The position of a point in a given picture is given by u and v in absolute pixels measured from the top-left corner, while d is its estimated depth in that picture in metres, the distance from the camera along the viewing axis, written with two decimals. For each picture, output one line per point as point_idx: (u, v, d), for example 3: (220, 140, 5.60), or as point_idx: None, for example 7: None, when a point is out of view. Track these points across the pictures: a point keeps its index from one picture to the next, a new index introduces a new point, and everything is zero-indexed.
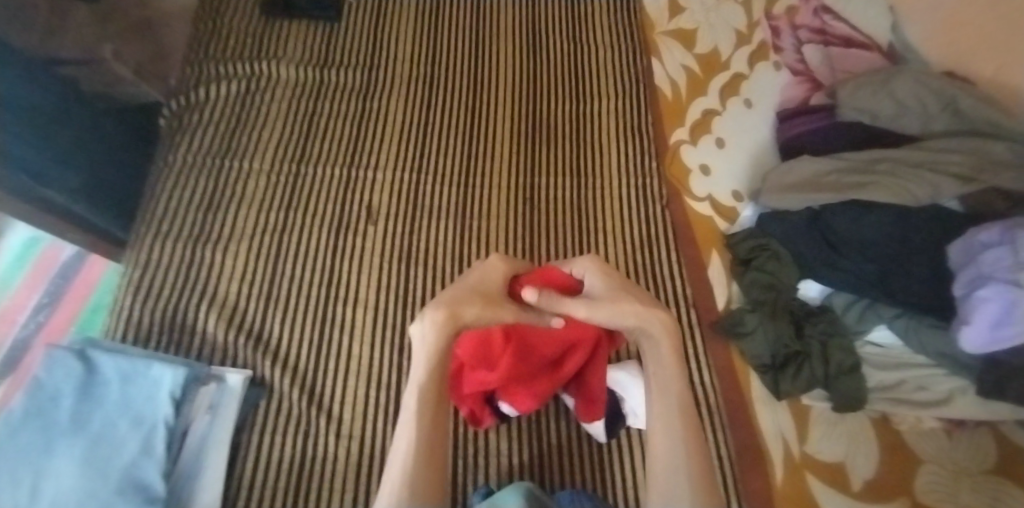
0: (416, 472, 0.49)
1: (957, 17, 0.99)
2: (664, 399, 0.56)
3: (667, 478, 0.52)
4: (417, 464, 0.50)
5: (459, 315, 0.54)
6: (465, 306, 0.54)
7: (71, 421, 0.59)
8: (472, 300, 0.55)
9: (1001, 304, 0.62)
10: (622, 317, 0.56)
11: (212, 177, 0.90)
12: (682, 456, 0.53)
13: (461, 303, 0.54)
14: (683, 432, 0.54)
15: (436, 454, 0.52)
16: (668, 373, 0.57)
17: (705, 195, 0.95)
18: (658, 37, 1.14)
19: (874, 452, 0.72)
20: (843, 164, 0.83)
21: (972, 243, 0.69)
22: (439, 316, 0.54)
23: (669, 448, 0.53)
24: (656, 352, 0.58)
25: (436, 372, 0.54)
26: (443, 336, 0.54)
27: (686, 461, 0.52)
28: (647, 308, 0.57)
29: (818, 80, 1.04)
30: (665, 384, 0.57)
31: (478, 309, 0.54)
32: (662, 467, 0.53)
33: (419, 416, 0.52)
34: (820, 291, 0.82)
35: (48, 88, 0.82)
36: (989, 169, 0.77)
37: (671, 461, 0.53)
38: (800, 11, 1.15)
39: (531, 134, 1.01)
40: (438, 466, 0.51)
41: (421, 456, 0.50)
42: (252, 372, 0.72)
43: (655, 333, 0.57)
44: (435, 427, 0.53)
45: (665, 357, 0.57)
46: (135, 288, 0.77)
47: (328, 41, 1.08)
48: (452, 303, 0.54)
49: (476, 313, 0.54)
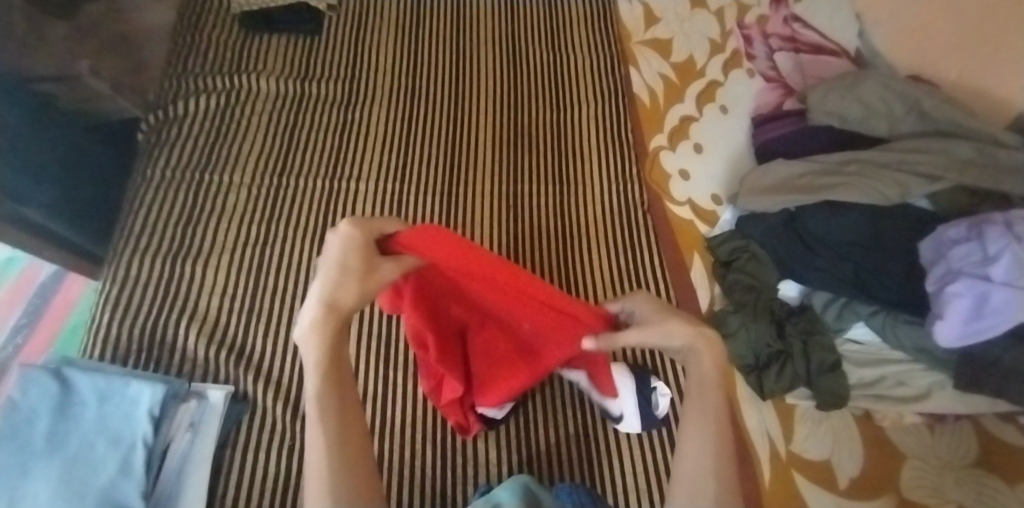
0: (335, 480, 0.38)
1: (919, 24, 1.03)
2: (699, 404, 0.47)
3: (696, 491, 0.42)
4: (335, 469, 0.39)
5: (341, 305, 0.45)
6: (342, 290, 0.44)
7: (47, 442, 0.57)
8: (349, 281, 0.45)
9: (972, 298, 0.65)
10: (672, 334, 0.49)
11: (192, 191, 0.89)
12: (712, 467, 0.43)
13: (336, 289, 0.44)
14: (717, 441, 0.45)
15: (359, 453, 0.42)
16: (711, 382, 0.48)
17: (686, 199, 0.97)
18: (635, 47, 1.17)
19: (858, 448, 0.73)
20: (817, 166, 0.85)
21: (942, 240, 0.71)
22: (314, 313, 0.44)
23: (700, 456, 0.44)
24: (699, 363, 0.49)
25: (334, 372, 0.45)
26: (329, 329, 0.45)
27: (715, 472, 0.43)
28: (695, 325, 0.51)
29: (790, 86, 1.07)
30: (704, 390, 0.48)
31: (358, 289, 0.45)
32: (686, 478, 0.43)
33: (323, 415, 0.42)
34: (799, 290, 0.84)
35: (23, 105, 0.81)
36: (956, 168, 0.80)
37: (699, 470, 0.43)
38: (771, 20, 1.18)
39: (512, 142, 1.02)
40: (366, 472, 0.41)
41: (337, 460, 0.40)
42: (235, 387, 0.71)
43: (700, 344, 0.49)
44: (349, 431, 0.42)
45: (708, 366, 0.49)
46: (113, 305, 0.76)
47: (309, 54, 1.08)
48: (329, 291, 0.44)
49: (358, 294, 0.45)
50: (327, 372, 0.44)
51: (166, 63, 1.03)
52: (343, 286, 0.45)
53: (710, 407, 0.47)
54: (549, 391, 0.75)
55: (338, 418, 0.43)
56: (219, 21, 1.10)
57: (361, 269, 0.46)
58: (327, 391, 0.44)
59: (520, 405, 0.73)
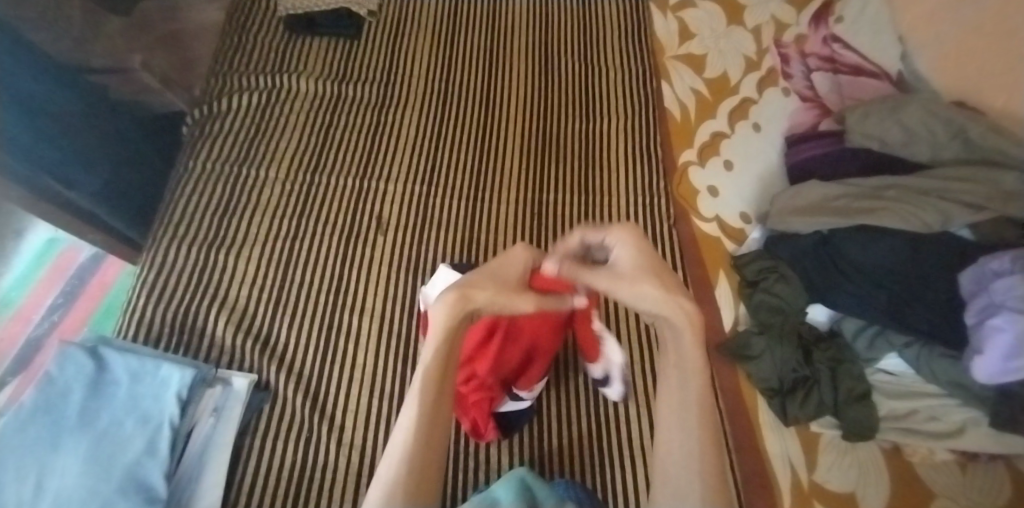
0: (412, 465, 0.44)
1: (966, 48, 1.00)
2: (679, 388, 0.49)
3: (678, 478, 0.45)
4: (415, 453, 0.45)
5: (472, 299, 0.47)
6: (478, 286, 0.48)
7: (79, 417, 0.60)
8: (486, 281, 0.49)
9: (1013, 333, 0.61)
10: (646, 302, 0.48)
11: (230, 184, 0.92)
12: (693, 450, 0.46)
13: (473, 284, 0.48)
14: (698, 424, 0.47)
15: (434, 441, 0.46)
16: (692, 363, 0.49)
17: (713, 216, 0.96)
18: (668, 62, 1.17)
19: (885, 482, 0.70)
20: (851, 190, 0.83)
21: (983, 272, 0.68)
22: (449, 296, 0.47)
23: (681, 440, 0.47)
24: (678, 342, 0.49)
25: (448, 349, 0.48)
26: (454, 318, 0.47)
27: (698, 457, 0.45)
28: (672, 293, 0.48)
29: (826, 107, 1.05)
30: (686, 373, 0.49)
31: (492, 293, 0.48)
32: (668, 461, 0.46)
33: (423, 392, 0.47)
34: (828, 314, 0.82)
35: (78, 95, 0.85)
36: (1000, 197, 0.76)
37: (681, 455, 0.46)
38: (809, 40, 1.17)
39: (541, 151, 1.02)
40: (435, 458, 0.46)
41: (421, 446, 0.45)
42: (258, 376, 0.73)
43: (676, 317, 0.48)
44: (436, 414, 0.47)
45: (686, 343, 0.48)
46: (149, 289, 0.79)
47: (348, 57, 1.11)
48: (464, 285, 0.48)
49: (490, 298, 0.48)
50: (442, 350, 0.48)
51: (214, 61, 1.08)
52: (482, 285, 0.48)
53: (692, 393, 0.48)
54: (566, 394, 0.77)
55: (432, 399, 0.47)
56: (267, 22, 1.14)
57: (500, 280, 0.50)
58: (433, 369, 0.48)
59: (536, 412, 0.75)
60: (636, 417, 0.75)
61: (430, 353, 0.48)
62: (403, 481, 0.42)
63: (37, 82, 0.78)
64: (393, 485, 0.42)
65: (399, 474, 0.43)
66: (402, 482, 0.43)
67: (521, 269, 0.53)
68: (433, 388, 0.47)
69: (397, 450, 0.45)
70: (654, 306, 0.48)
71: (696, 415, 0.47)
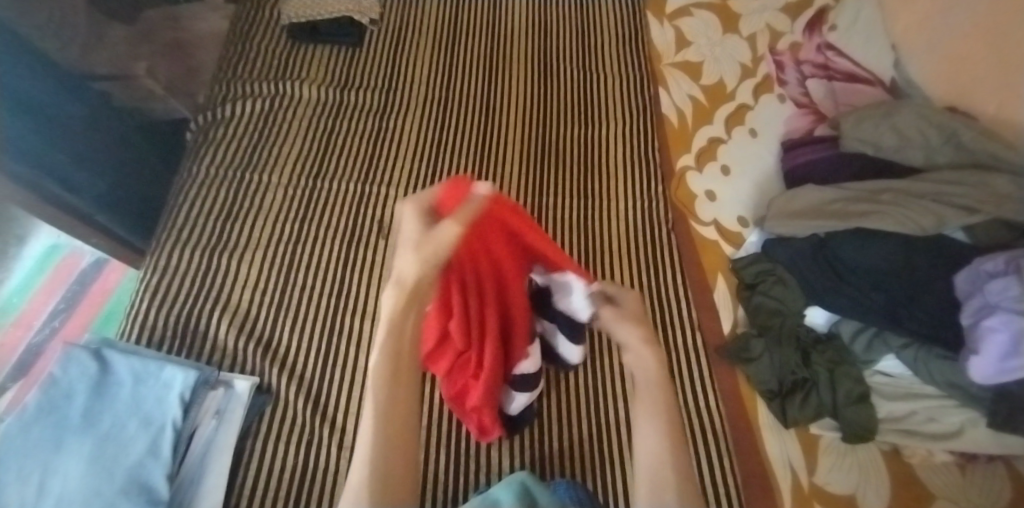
0: (377, 472, 0.43)
1: (958, 55, 1.01)
2: (649, 408, 0.51)
3: (656, 488, 0.46)
4: (378, 459, 0.44)
5: (406, 283, 0.47)
6: (405, 268, 0.47)
7: (82, 419, 0.60)
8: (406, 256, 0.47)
9: (1009, 333, 0.62)
10: (623, 332, 0.54)
11: (232, 189, 0.93)
12: (667, 460, 0.48)
13: (400, 266, 0.47)
14: (667, 437, 0.49)
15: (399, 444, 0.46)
16: (655, 383, 0.53)
17: (711, 220, 0.97)
18: (665, 69, 1.18)
19: (885, 484, 0.71)
20: (848, 194, 0.84)
21: (978, 273, 0.69)
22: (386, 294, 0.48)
23: (654, 453, 0.48)
24: (645, 374, 0.53)
25: (392, 349, 0.48)
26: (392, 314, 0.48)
27: (671, 467, 0.47)
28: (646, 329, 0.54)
29: (821, 113, 1.07)
30: (653, 394, 0.52)
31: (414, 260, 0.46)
32: (645, 476, 0.48)
33: (378, 398, 0.47)
34: (827, 317, 0.82)
35: (84, 102, 0.86)
36: (994, 200, 0.77)
37: (657, 468, 0.48)
38: (804, 48, 1.19)
39: (540, 156, 1.04)
40: (402, 459, 0.46)
41: (383, 450, 0.45)
42: (260, 379, 0.73)
43: (646, 347, 0.53)
44: (396, 419, 0.47)
45: (649, 366, 0.53)
46: (152, 293, 0.79)
47: (350, 64, 1.13)
48: (398, 274, 0.47)
49: (419, 273, 0.46)
50: (389, 351, 0.48)
51: (218, 69, 1.09)
52: (403, 260, 0.47)
53: (658, 411, 0.51)
54: (566, 396, 0.78)
55: (390, 403, 0.47)
56: (271, 32, 1.15)
57: (415, 241, 0.47)
58: (383, 373, 0.48)
59: (536, 414, 0.75)
60: None
61: (379, 356, 0.48)
62: (368, 489, 0.42)
63: (44, 89, 0.79)
64: (357, 493, 0.42)
65: (364, 483, 0.43)
66: (368, 488, 0.42)
67: (423, 217, 0.49)
68: (388, 390, 0.47)
69: (361, 457, 0.45)
70: (627, 336, 0.54)
71: (666, 429, 0.50)
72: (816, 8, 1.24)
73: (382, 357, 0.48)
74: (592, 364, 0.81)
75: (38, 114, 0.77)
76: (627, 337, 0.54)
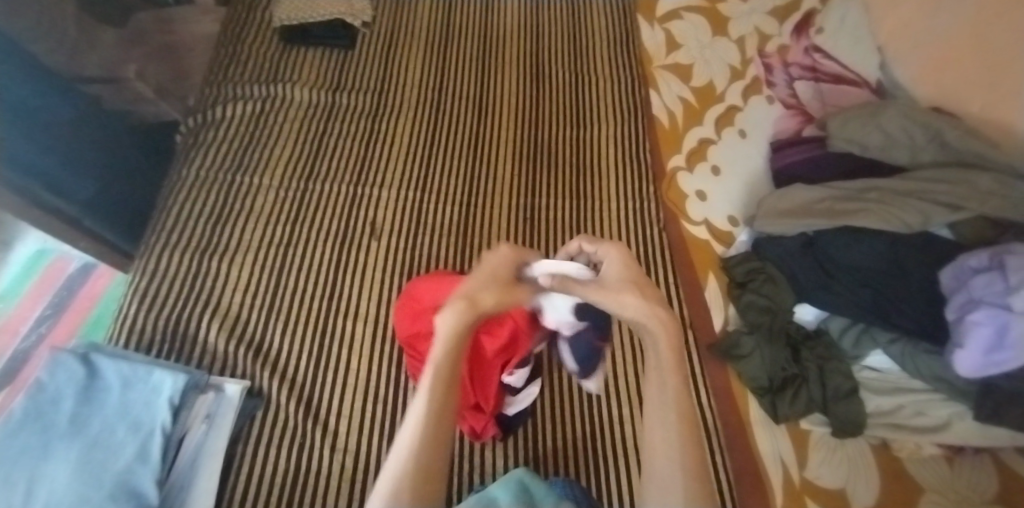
0: (417, 465, 0.45)
1: (942, 57, 1.03)
2: (660, 391, 0.51)
3: (662, 476, 0.48)
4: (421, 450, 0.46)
5: (478, 301, 0.50)
6: (482, 291, 0.51)
7: (70, 424, 0.60)
8: (490, 287, 0.52)
9: (994, 327, 0.64)
10: (628, 310, 0.50)
11: (223, 192, 0.92)
12: (676, 448, 0.48)
13: (479, 289, 0.51)
14: (678, 423, 0.50)
15: (440, 440, 0.48)
16: (668, 365, 0.51)
17: (702, 219, 0.98)
18: (656, 71, 1.20)
19: (875, 479, 0.71)
20: (835, 193, 0.85)
21: (963, 269, 0.71)
22: (458, 305, 0.50)
23: (664, 438, 0.49)
24: (655, 348, 0.51)
25: (455, 356, 0.50)
26: (463, 324, 0.50)
27: (680, 455, 0.48)
28: (652, 305, 0.51)
29: (809, 114, 1.08)
30: (665, 375, 0.51)
31: (496, 296, 0.52)
32: (653, 459, 0.49)
33: (432, 389, 0.49)
34: (816, 314, 0.83)
35: (73, 105, 0.86)
36: (979, 197, 0.79)
37: (666, 451, 0.49)
38: (791, 50, 1.20)
39: (533, 157, 1.04)
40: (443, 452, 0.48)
41: (427, 443, 0.47)
42: (251, 382, 0.73)
43: (654, 323, 0.51)
44: (445, 411, 0.49)
45: (661, 345, 0.51)
46: (140, 297, 0.79)
47: (342, 67, 1.13)
48: (468, 293, 0.51)
49: (495, 301, 0.52)
50: (451, 353, 0.50)
51: (208, 72, 1.09)
52: (484, 291, 0.51)
53: (669, 397, 0.51)
54: (561, 396, 0.78)
55: (443, 395, 0.49)
56: (262, 35, 1.15)
57: (498, 279, 0.53)
58: (443, 369, 0.49)
59: (529, 414, 0.75)
60: (628, 418, 0.76)
61: (441, 353, 0.50)
62: (408, 482, 0.44)
63: (32, 91, 0.78)
64: (397, 487, 0.44)
65: (403, 475, 0.44)
66: (408, 481, 0.44)
67: (512, 262, 0.55)
68: (444, 383, 0.49)
69: (402, 449, 0.46)
70: (633, 315, 0.51)
71: (676, 415, 0.50)
72: (803, 11, 1.26)
73: (443, 358, 0.50)
74: None
75: (25, 115, 0.76)
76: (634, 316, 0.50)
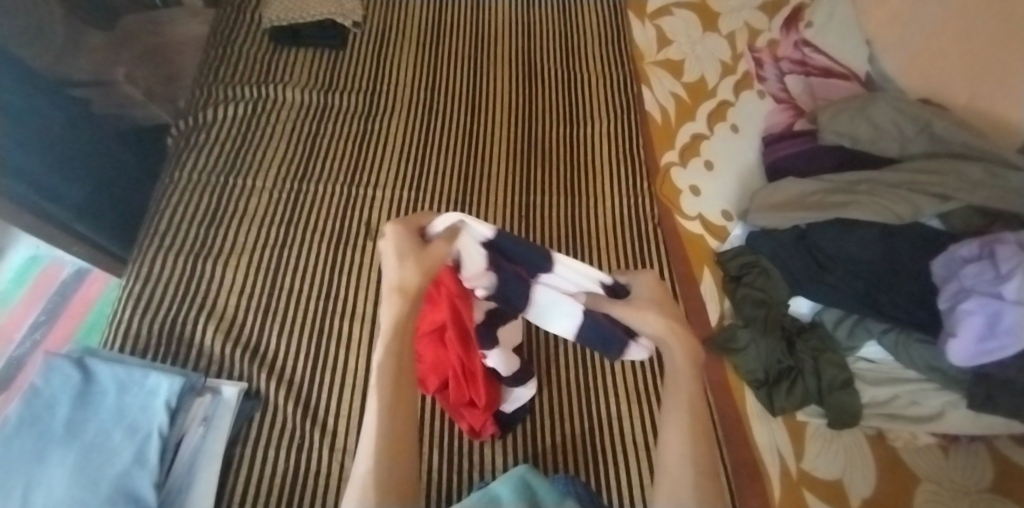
0: (381, 465, 0.42)
1: (929, 49, 1.04)
2: (673, 392, 0.50)
3: (674, 474, 0.44)
4: (384, 448, 0.43)
5: (404, 285, 0.49)
6: (403, 274, 0.49)
7: (65, 428, 0.59)
8: (407, 267, 0.50)
9: (984, 316, 0.64)
10: (647, 323, 0.52)
11: (216, 194, 0.92)
12: (687, 445, 0.46)
13: (400, 275, 0.49)
14: (691, 423, 0.47)
15: (405, 437, 0.45)
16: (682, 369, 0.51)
17: (696, 214, 0.98)
18: (648, 67, 1.20)
19: (871, 468, 0.72)
20: (827, 185, 0.86)
21: (953, 259, 0.72)
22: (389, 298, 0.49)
23: (676, 437, 0.46)
24: (672, 362, 0.51)
25: (398, 348, 0.48)
26: (398, 313, 0.49)
27: (692, 453, 0.45)
28: (671, 319, 0.52)
29: (800, 108, 1.09)
30: (679, 385, 0.50)
31: (417, 271, 0.50)
32: (665, 459, 0.46)
33: (381, 388, 0.46)
34: (811, 307, 0.84)
35: (62, 108, 0.85)
36: (969, 187, 0.79)
37: (680, 460, 0.45)
38: (781, 45, 1.21)
39: (525, 155, 1.04)
40: (408, 443, 0.45)
41: (387, 438, 0.44)
42: (248, 384, 0.73)
43: (670, 336, 0.52)
44: (399, 407, 0.46)
45: (675, 349, 0.51)
46: (135, 301, 0.78)
47: (333, 67, 1.12)
48: (391, 283, 0.49)
49: (419, 276, 0.50)
50: (392, 346, 0.48)
51: (198, 74, 1.08)
52: (401, 271, 0.49)
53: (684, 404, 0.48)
54: (559, 393, 0.78)
55: (393, 392, 0.46)
56: (252, 35, 1.15)
57: (405, 254, 0.51)
58: (386, 366, 0.47)
59: (529, 411, 0.75)
60: (627, 414, 0.76)
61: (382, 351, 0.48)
62: (376, 481, 0.41)
63: (20, 95, 0.78)
64: (364, 489, 0.40)
65: (369, 475, 0.41)
66: (375, 479, 0.41)
67: (413, 233, 0.53)
68: (390, 379, 0.47)
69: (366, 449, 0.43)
70: (652, 327, 0.52)
71: (688, 413, 0.47)
72: (792, 6, 1.27)
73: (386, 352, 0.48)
74: (584, 359, 0.81)
75: (13, 119, 0.75)
76: (648, 327, 0.52)
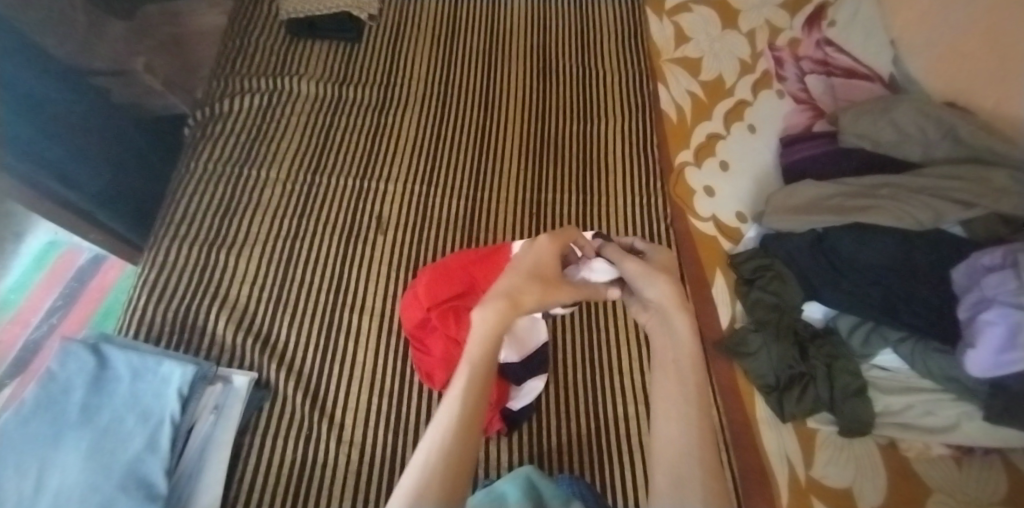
0: (446, 468, 0.40)
1: (957, 50, 1.01)
2: (677, 382, 0.49)
3: (673, 452, 0.44)
4: (452, 450, 0.41)
5: (521, 302, 0.52)
6: (527, 292, 0.53)
7: (80, 414, 0.60)
8: (533, 286, 0.54)
9: (1005, 326, 0.62)
10: (652, 289, 0.55)
11: (231, 185, 0.93)
12: (693, 440, 0.45)
13: (522, 289, 0.53)
14: (697, 419, 0.46)
15: (469, 452, 0.42)
16: (687, 358, 0.50)
17: (710, 216, 0.97)
18: (665, 64, 1.18)
19: (882, 478, 0.71)
20: (845, 189, 0.84)
21: (976, 267, 0.70)
22: (501, 304, 0.51)
23: (681, 431, 0.45)
24: (675, 343, 0.51)
25: (488, 354, 0.48)
26: (503, 325, 0.50)
27: (698, 449, 0.44)
28: (680, 297, 0.53)
29: (820, 109, 1.07)
30: (683, 366, 0.49)
31: (539, 297, 0.54)
32: (666, 451, 0.45)
33: (467, 386, 0.46)
34: (825, 313, 0.83)
35: (81, 96, 0.86)
36: (993, 194, 0.77)
37: (680, 440, 0.45)
38: (803, 44, 1.19)
39: (539, 152, 1.04)
40: (471, 456, 0.42)
41: (456, 438, 0.42)
42: (258, 374, 0.74)
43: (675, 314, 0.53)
44: (477, 418, 0.44)
45: (681, 335, 0.52)
46: (150, 289, 0.79)
47: (349, 60, 1.13)
48: (509, 295, 0.52)
49: (537, 300, 0.54)
50: (485, 351, 0.48)
51: (216, 65, 1.09)
52: (523, 287, 0.53)
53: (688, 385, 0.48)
54: (564, 392, 0.77)
55: (476, 400, 0.45)
56: (268, 27, 1.15)
57: (532, 275, 0.54)
58: (478, 367, 0.47)
59: (535, 409, 0.75)
60: (634, 415, 0.76)
61: (477, 352, 0.48)
62: (434, 481, 0.39)
63: (40, 83, 0.79)
64: (423, 487, 0.38)
65: (431, 475, 0.39)
66: (436, 475, 0.40)
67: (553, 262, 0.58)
68: (479, 385, 0.46)
69: (433, 443, 0.42)
70: (658, 293, 0.54)
71: (696, 408, 0.46)
72: (815, 4, 1.24)
73: (479, 357, 0.48)
74: (591, 359, 0.81)
75: (33, 108, 0.76)
76: (656, 295, 0.54)
